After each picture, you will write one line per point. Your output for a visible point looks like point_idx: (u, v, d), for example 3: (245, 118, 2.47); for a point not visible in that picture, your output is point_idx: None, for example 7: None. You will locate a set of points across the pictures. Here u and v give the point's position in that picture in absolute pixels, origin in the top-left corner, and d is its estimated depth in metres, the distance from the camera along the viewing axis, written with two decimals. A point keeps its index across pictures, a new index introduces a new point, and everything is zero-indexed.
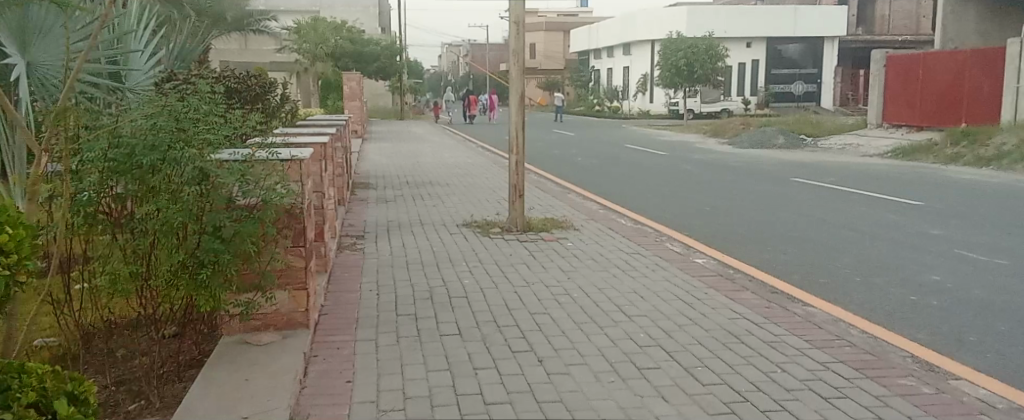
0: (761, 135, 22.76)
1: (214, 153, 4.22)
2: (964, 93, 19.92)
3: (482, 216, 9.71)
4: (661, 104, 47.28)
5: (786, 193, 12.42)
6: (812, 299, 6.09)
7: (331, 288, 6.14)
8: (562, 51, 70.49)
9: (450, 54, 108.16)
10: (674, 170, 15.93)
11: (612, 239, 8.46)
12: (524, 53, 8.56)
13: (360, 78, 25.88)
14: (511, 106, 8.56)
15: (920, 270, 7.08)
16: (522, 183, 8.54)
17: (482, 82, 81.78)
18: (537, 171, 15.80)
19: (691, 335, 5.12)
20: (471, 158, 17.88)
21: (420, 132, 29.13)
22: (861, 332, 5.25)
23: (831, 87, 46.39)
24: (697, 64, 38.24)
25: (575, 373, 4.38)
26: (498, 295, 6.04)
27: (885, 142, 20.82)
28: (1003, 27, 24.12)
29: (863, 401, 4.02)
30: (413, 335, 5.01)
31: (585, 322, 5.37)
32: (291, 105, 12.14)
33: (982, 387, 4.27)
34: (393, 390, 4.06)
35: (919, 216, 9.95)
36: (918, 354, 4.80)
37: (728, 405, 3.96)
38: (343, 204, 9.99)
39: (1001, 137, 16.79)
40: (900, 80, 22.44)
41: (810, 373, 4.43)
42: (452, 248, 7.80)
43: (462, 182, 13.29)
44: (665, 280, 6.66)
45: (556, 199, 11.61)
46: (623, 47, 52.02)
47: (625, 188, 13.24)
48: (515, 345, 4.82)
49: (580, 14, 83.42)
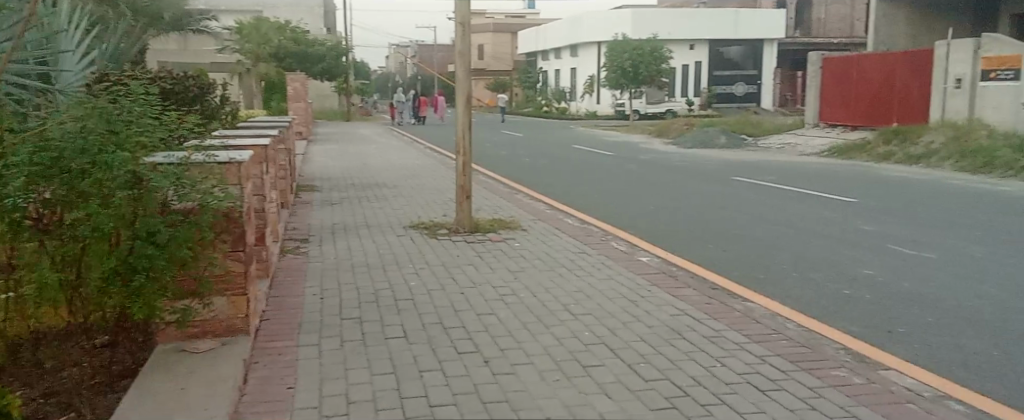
0: (703, 135, 23.16)
1: (147, 156, 4.14)
2: (896, 93, 20.60)
3: (428, 217, 9.66)
4: (607, 105, 47.73)
5: (728, 191, 12.67)
6: (751, 295, 6.22)
7: (273, 293, 6.02)
8: (510, 53, 70.62)
9: (398, 56, 107.56)
10: (620, 170, 16.13)
11: (558, 239, 8.51)
12: (468, 54, 8.56)
13: (304, 79, 25.48)
14: (457, 107, 8.57)
15: (854, 265, 7.31)
16: (469, 184, 8.53)
17: (430, 84, 81.44)
18: (483, 172, 15.81)
19: (634, 332, 5.18)
20: (418, 160, 17.81)
21: (366, 133, 28.82)
22: (796, 326, 5.39)
23: (771, 88, 47.47)
24: (642, 65, 38.75)
25: (521, 372, 4.40)
26: (444, 297, 6.00)
27: (822, 141, 21.41)
28: (930, 31, 25.04)
29: (798, 393, 4.12)
30: (357, 339, 4.96)
31: (531, 322, 5.38)
32: (232, 107, 11.90)
33: (909, 376, 4.43)
34: (335, 395, 4.02)
35: (853, 212, 10.26)
36: (852, 346, 4.94)
37: (670, 400, 4.02)
38: (286, 207, 9.83)
39: (931, 135, 17.39)
40: (835, 81, 23.10)
41: (748, 366, 4.53)
42: (398, 251, 7.73)
43: (409, 183, 13.21)
44: (610, 278, 6.74)
45: (504, 200, 11.64)
46: (570, 48, 52.42)
47: (571, 188, 13.34)
48: (460, 347, 4.81)
49: (527, 16, 83.71)
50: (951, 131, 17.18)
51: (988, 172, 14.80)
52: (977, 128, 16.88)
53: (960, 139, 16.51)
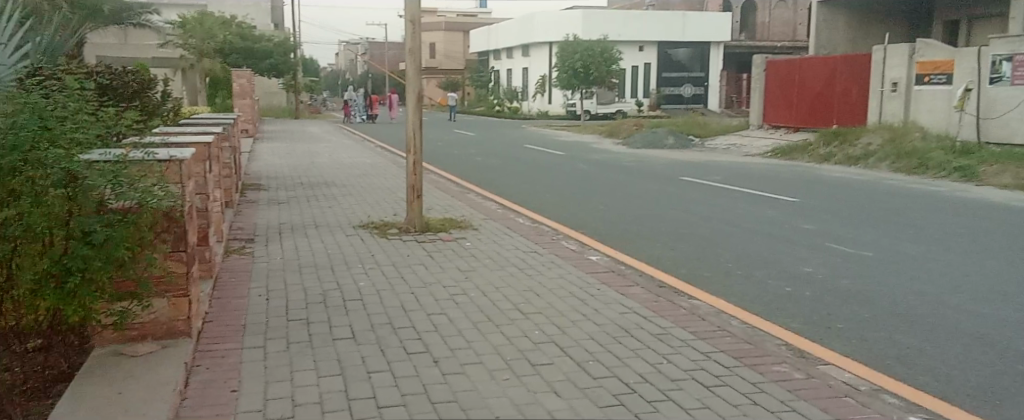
0: (652, 135, 23.45)
1: (82, 153, 4.05)
2: (836, 96, 21.16)
3: (378, 217, 9.57)
4: (558, 106, 47.98)
5: (675, 191, 12.85)
6: (696, 293, 6.33)
7: (216, 294, 5.90)
8: (461, 51, 70.48)
9: (348, 53, 106.38)
10: (572, 170, 16.21)
11: (509, 238, 8.52)
12: (417, 52, 8.48)
13: (250, 75, 25.03)
14: (408, 105, 8.48)
15: (796, 262, 7.49)
16: (419, 183, 8.47)
17: (380, 81, 80.74)
18: (434, 171, 15.73)
19: (583, 330, 5.23)
20: (368, 158, 17.61)
21: (315, 132, 28.41)
22: (740, 323, 5.51)
23: (718, 90, 48.34)
24: (593, 66, 39.08)
25: (470, 372, 4.39)
26: (394, 297, 5.97)
27: (766, 142, 21.88)
28: (869, 35, 25.80)
29: (741, 388, 4.21)
30: (304, 340, 4.89)
31: (481, 321, 5.38)
32: (173, 103, 11.59)
33: (847, 371, 4.57)
34: (280, 398, 3.95)
35: (795, 212, 10.52)
36: (793, 342, 5.07)
37: (617, 398, 4.06)
38: (231, 206, 9.62)
39: (868, 137, 17.90)
40: (778, 83, 23.62)
41: (693, 363, 4.61)
42: (346, 250, 7.66)
43: (358, 182, 13.07)
44: (560, 277, 6.77)
45: (455, 199, 11.60)
46: (521, 48, 52.52)
47: (522, 187, 13.37)
48: (409, 347, 4.79)
49: (478, 15, 83.57)
50: (887, 134, 17.72)
51: (922, 173, 15.32)
52: (911, 130, 17.47)
53: (896, 140, 17.05)
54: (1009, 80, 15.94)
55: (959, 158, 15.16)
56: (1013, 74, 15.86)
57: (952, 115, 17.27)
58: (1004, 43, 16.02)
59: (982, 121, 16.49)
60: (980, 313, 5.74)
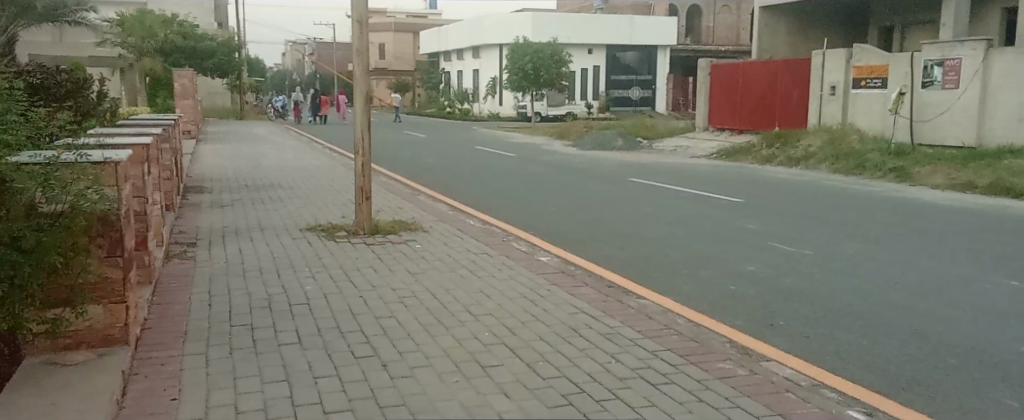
0: (601, 137, 23.66)
1: (10, 156, 3.93)
2: (777, 99, 21.65)
3: (326, 219, 9.45)
4: (509, 107, 48.08)
5: (624, 192, 12.99)
6: (644, 292, 6.41)
7: (156, 300, 5.74)
8: (411, 53, 70.22)
9: (296, 54, 104.96)
10: (522, 172, 16.23)
11: (459, 240, 8.50)
12: (364, 53, 8.38)
13: (192, 75, 24.47)
14: (356, 106, 8.38)
15: (740, 261, 7.64)
16: (368, 185, 8.38)
17: (328, 81, 79.74)
18: (384, 173, 15.60)
19: (533, 331, 5.24)
20: (315, 160, 17.37)
21: (262, 133, 27.90)
22: (686, 322, 5.59)
23: (664, 92, 49.10)
24: (543, 68, 39.25)
25: (419, 375, 4.36)
26: (342, 300, 5.89)
27: (711, 144, 22.27)
28: (808, 40, 26.52)
29: (687, 386, 4.27)
30: (248, 346, 4.79)
31: (430, 324, 5.35)
32: (110, 104, 11.25)
33: (788, 367, 4.67)
34: (223, 406, 3.87)
35: (740, 212, 10.73)
36: (736, 339, 5.18)
37: (566, 398, 4.08)
38: (171, 210, 9.38)
39: (809, 139, 18.35)
40: (723, 86, 24.05)
41: (641, 362, 4.66)
42: (293, 254, 7.53)
43: (306, 185, 12.88)
44: (510, 278, 6.78)
45: (405, 201, 11.52)
46: (471, 49, 52.47)
47: (472, 189, 13.34)
48: (357, 351, 4.73)
49: (428, 16, 83.21)
50: (827, 135, 18.18)
51: (859, 173, 15.79)
52: (849, 133, 17.98)
53: (835, 142, 17.51)
54: (940, 84, 16.48)
55: (893, 159, 15.67)
56: (944, 79, 16.39)
57: (888, 118, 17.84)
58: (935, 48, 16.53)
59: (916, 124, 17.07)
60: (915, 308, 5.93)
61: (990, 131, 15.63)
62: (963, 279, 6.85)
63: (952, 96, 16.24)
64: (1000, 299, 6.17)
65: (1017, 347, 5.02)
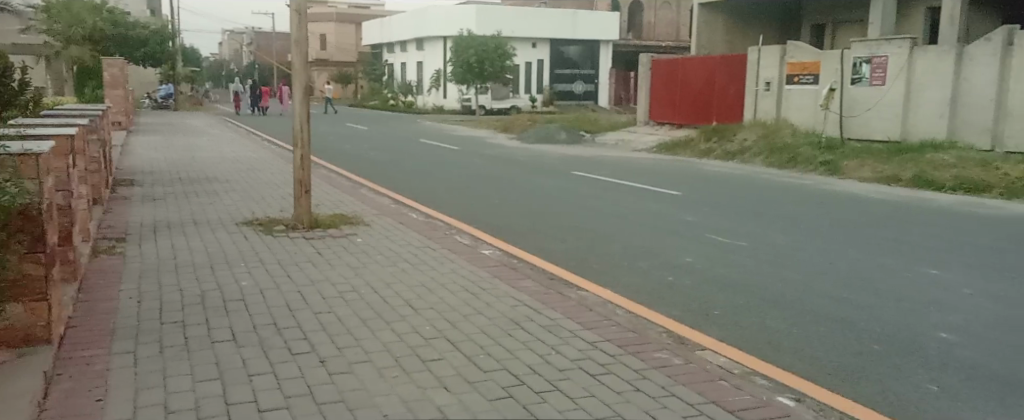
0: (544, 131, 23.76)
1: None
2: (715, 94, 22.07)
3: (263, 213, 9.27)
4: (453, 100, 47.87)
5: (566, 185, 13.08)
6: (584, 284, 6.48)
7: (82, 298, 5.55)
8: (353, 44, 69.39)
9: (234, 43, 102.46)
10: (466, 165, 16.19)
11: (401, 233, 8.45)
12: (304, 43, 8.24)
13: (123, 64, 23.70)
14: (296, 99, 8.24)
15: (677, 253, 7.78)
16: (307, 178, 8.22)
17: (268, 72, 78.22)
18: (324, 166, 15.37)
19: (474, 324, 5.25)
20: (253, 153, 16.99)
21: (198, 125, 27.16)
22: (625, 312, 5.67)
23: (607, 87, 49.62)
24: (487, 61, 39.20)
25: (359, 371, 4.32)
26: (279, 296, 5.78)
27: (651, 138, 22.58)
28: (745, 37, 27.12)
29: (625, 375, 4.34)
30: (179, 344, 4.67)
31: (370, 318, 5.30)
32: (32, 93, 10.78)
33: (722, 355, 4.79)
34: (152, 406, 3.77)
35: (678, 204, 10.93)
36: (673, 329, 5.27)
37: (506, 390, 4.10)
38: (99, 204, 9.06)
39: (744, 133, 18.78)
40: (662, 81, 24.40)
41: (580, 352, 4.71)
42: (229, 249, 7.36)
43: (243, 178, 12.60)
44: (452, 271, 6.77)
45: (346, 195, 11.39)
46: (414, 41, 52.04)
47: (415, 182, 13.26)
48: (295, 348, 4.66)
49: (370, 7, 82.32)
50: (762, 130, 18.63)
51: (792, 167, 16.24)
52: (783, 127, 18.48)
53: (770, 136, 17.95)
54: (868, 81, 17.07)
55: (824, 153, 16.14)
56: (872, 75, 16.99)
57: (819, 113, 18.38)
58: (864, 46, 17.10)
59: (846, 119, 17.62)
60: (841, 297, 6.13)
61: (913, 126, 16.23)
62: (888, 269, 7.10)
63: (879, 92, 16.82)
64: (923, 288, 6.42)
65: (936, 333, 5.23)
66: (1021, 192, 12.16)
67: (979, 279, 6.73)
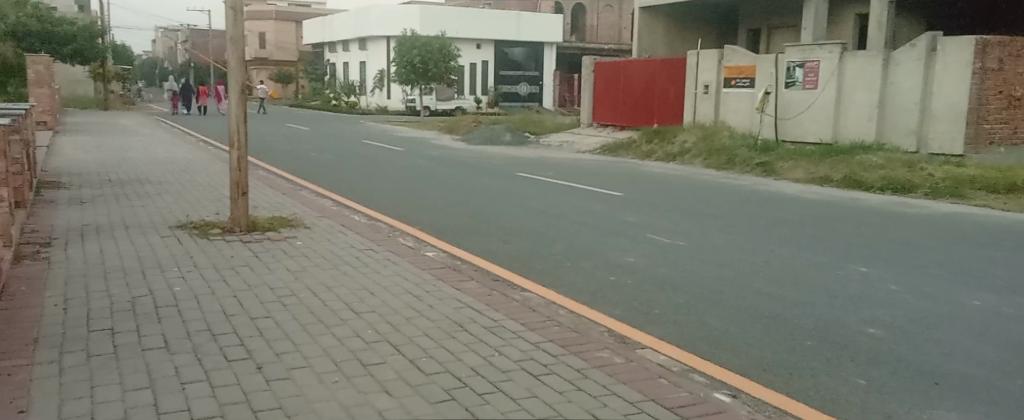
0: (489, 132, 23.75)
1: None
2: (655, 97, 22.41)
3: (198, 216, 9.03)
4: (397, 101, 47.49)
5: (511, 186, 13.10)
6: (527, 285, 6.50)
7: (3, 306, 5.32)
8: (294, 43, 68.21)
9: (169, 41, 99.67)
10: (410, 166, 16.08)
11: (342, 235, 8.34)
12: (240, 41, 8.05)
13: (48, 62, 22.74)
14: (232, 98, 8.05)
15: (619, 253, 7.86)
16: (245, 179, 8.04)
17: (205, 71, 76.30)
18: (263, 167, 15.10)
19: (416, 327, 5.20)
20: (188, 153, 16.55)
21: (129, 125, 26.26)
22: (568, 312, 5.71)
23: (551, 88, 49.91)
24: (431, 62, 39.01)
25: (298, 376, 4.25)
26: (214, 301, 5.64)
27: (595, 140, 22.79)
28: (684, 40, 27.63)
29: (567, 375, 4.36)
30: (108, 352, 4.51)
31: (310, 323, 5.21)
32: None
33: (662, 353, 4.85)
34: (78, 417, 3.63)
35: (620, 205, 11.05)
36: (615, 329, 5.32)
37: (449, 392, 4.08)
38: (23, 207, 8.71)
39: (684, 135, 19.12)
40: (604, 83, 24.67)
41: (523, 354, 4.71)
42: (162, 253, 7.15)
43: (177, 179, 12.24)
44: (395, 274, 6.70)
45: (285, 196, 11.18)
46: (357, 41, 51.42)
47: (357, 183, 13.11)
48: (230, 354, 4.55)
49: (311, 5, 81.07)
50: (701, 132, 18.98)
51: (729, 168, 16.59)
52: (721, 129, 18.87)
53: (708, 138, 18.30)
54: (801, 84, 17.56)
55: (760, 155, 16.54)
56: (804, 79, 17.49)
57: (755, 116, 18.84)
58: (797, 51, 17.59)
59: (780, 121, 18.11)
60: (775, 295, 6.28)
61: (844, 129, 16.75)
62: (820, 266, 7.31)
63: (812, 96, 17.31)
64: (853, 285, 6.62)
65: (864, 329, 5.39)
66: (943, 192, 12.66)
67: (906, 277, 6.96)
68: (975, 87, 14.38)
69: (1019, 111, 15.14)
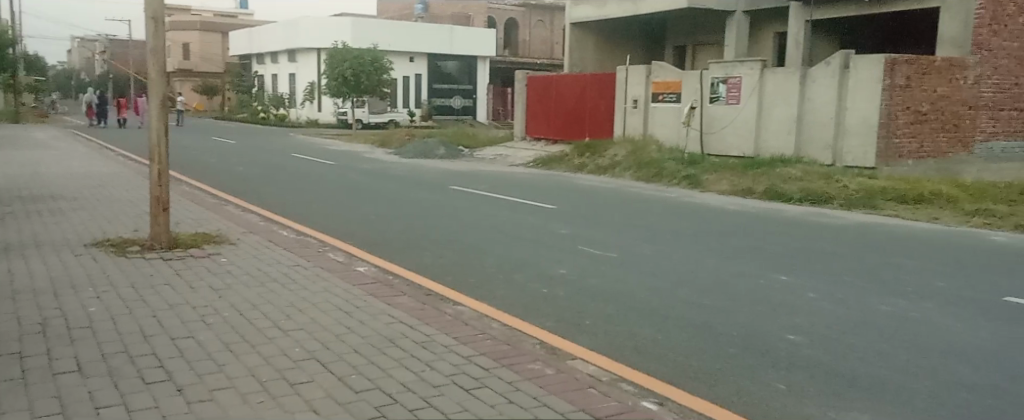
0: (421, 145, 23.65)
1: None
2: (586, 111, 22.73)
3: (115, 233, 8.71)
4: (328, 114, 46.88)
5: (444, 199, 13.07)
6: (460, 298, 6.48)
7: None
8: (219, 54, 66.66)
9: (85, 51, 95.95)
10: (340, 179, 15.89)
11: (269, 252, 8.17)
12: (162, 52, 7.81)
13: None
14: (152, 111, 7.81)
15: (551, 265, 7.92)
16: (165, 195, 7.80)
17: (126, 81, 73.81)
18: (186, 181, 14.68)
19: (347, 344, 5.13)
20: (106, 167, 15.96)
21: (42, 138, 25.17)
22: (500, 325, 5.72)
23: (484, 102, 50.12)
24: (364, 74, 38.67)
25: (221, 398, 4.13)
26: (133, 322, 5.44)
27: (528, 153, 22.94)
28: (614, 55, 28.18)
29: (499, 388, 4.36)
30: (15, 377, 4.30)
31: (234, 342, 5.08)
32: None
33: (592, 364, 4.91)
34: None
35: (554, 217, 11.16)
36: (547, 340, 5.36)
37: (379, 409, 4.04)
38: None
39: (615, 148, 19.44)
40: (537, 98, 24.89)
41: (455, 368, 4.70)
42: (77, 272, 6.87)
43: (94, 195, 11.79)
44: (326, 290, 6.59)
45: (210, 212, 10.90)
46: (286, 53, 50.56)
47: (286, 197, 12.87)
48: (149, 376, 4.39)
49: (238, 16, 79.44)
50: (630, 145, 19.33)
51: (657, 181, 16.94)
52: (650, 143, 19.25)
53: (637, 152, 18.64)
54: (725, 100, 18.09)
55: (687, 168, 16.94)
56: (727, 95, 18.03)
57: (682, 130, 19.32)
58: (720, 67, 18.12)
59: (706, 135, 18.61)
60: (702, 304, 6.42)
61: (766, 143, 17.32)
62: (744, 275, 7.52)
63: (735, 110, 17.85)
64: (775, 293, 6.83)
65: (785, 335, 5.56)
66: (857, 202, 13.18)
67: (825, 284, 7.21)
68: (884, 103, 15.00)
69: (923, 126, 15.63)
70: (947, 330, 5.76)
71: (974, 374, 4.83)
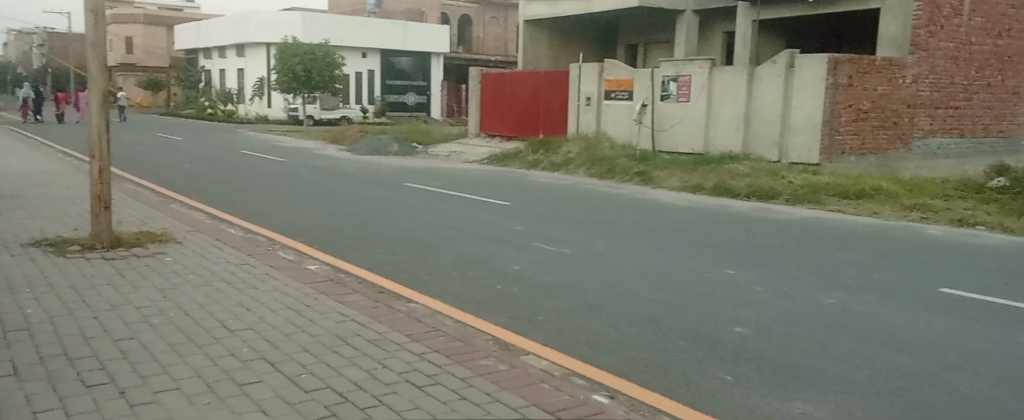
0: (375, 142, 23.45)
1: None
2: (540, 108, 22.80)
3: (55, 232, 8.45)
4: (279, 110, 46.16)
5: (398, 197, 12.98)
6: (414, 296, 6.44)
7: None
8: (165, 48, 65.04)
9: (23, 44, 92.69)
10: (291, 176, 15.65)
11: (218, 250, 8.02)
12: (103, 45, 7.59)
13: None
14: (93, 107, 7.57)
15: (505, 261, 7.94)
16: (107, 192, 7.59)
17: (66, 76, 71.52)
18: (130, 179, 14.30)
19: (297, 343, 5.07)
20: (45, 165, 15.47)
21: None
22: (453, 322, 5.71)
23: (438, 99, 49.90)
24: (315, 70, 38.15)
25: (165, 400, 4.05)
26: (73, 323, 5.29)
27: (482, 150, 22.91)
28: (567, 52, 28.32)
29: (451, 384, 4.36)
30: None
31: (180, 343, 4.98)
32: None
33: (545, 359, 4.94)
34: None
35: (508, 214, 11.18)
36: (500, 336, 5.37)
37: (329, 408, 4.00)
38: None
39: (568, 145, 19.55)
40: (491, 95, 24.89)
41: (407, 365, 4.67)
42: (13, 273, 6.64)
43: (32, 193, 11.41)
44: (275, 289, 6.49)
45: (156, 210, 10.65)
46: (234, 48, 49.59)
47: (236, 195, 12.65)
48: (90, 379, 4.28)
49: (184, 9, 77.59)
50: (584, 142, 19.46)
51: (609, 177, 17.10)
52: (603, 140, 19.41)
53: (590, 149, 18.77)
54: (675, 98, 18.34)
55: (639, 164, 17.13)
56: (678, 93, 18.27)
57: (633, 127, 19.51)
58: (671, 65, 18.36)
59: (658, 133, 18.84)
60: (653, 299, 6.50)
61: (715, 140, 17.60)
62: (695, 270, 7.64)
63: (686, 108, 18.10)
64: (724, 287, 6.95)
65: (732, 328, 5.67)
66: (802, 198, 13.47)
67: (772, 278, 7.37)
68: (828, 101, 15.37)
69: (865, 124, 16.03)
70: (888, 321, 5.94)
71: (912, 363, 4.99)
